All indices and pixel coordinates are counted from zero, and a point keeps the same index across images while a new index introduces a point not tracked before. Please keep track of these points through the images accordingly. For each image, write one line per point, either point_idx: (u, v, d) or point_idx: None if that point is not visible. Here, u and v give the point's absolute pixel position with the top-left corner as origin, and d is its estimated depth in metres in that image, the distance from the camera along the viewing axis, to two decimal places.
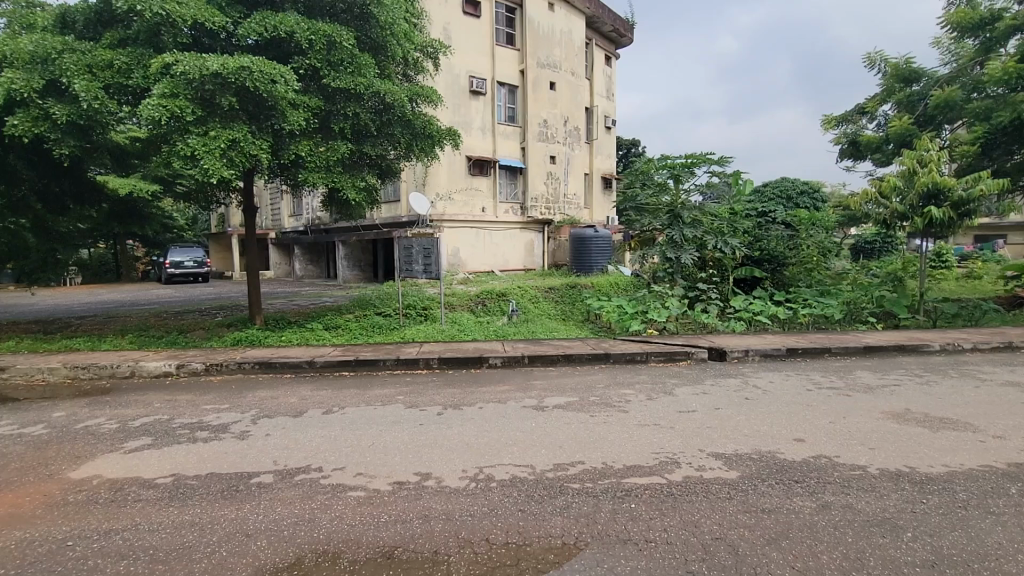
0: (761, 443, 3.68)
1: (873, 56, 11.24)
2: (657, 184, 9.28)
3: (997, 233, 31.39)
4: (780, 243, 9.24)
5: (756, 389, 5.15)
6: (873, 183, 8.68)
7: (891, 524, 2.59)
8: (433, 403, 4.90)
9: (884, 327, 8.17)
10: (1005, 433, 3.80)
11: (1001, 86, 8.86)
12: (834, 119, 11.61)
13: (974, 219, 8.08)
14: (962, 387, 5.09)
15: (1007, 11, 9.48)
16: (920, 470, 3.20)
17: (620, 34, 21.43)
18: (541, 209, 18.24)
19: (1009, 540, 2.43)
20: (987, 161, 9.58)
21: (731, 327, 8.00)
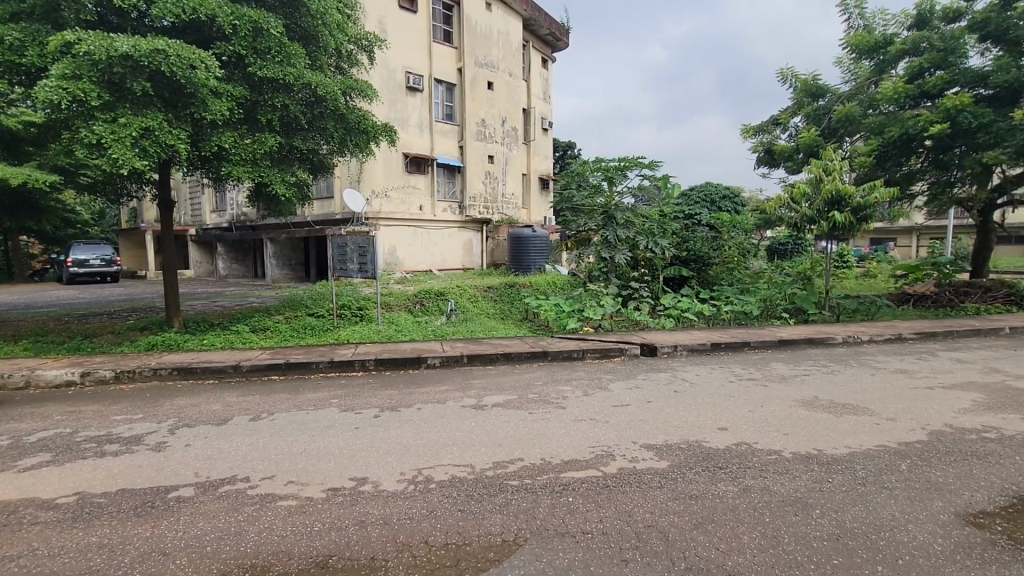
0: (689, 433, 3.90)
1: (786, 72, 12.15)
2: (591, 186, 9.56)
3: (888, 237, 35.07)
4: (705, 244, 9.80)
5: (684, 382, 5.44)
6: (786, 190, 9.41)
7: (803, 504, 2.82)
8: (370, 406, 4.78)
9: (795, 322, 8.87)
10: (895, 416, 4.25)
11: (893, 104, 9.86)
12: (752, 128, 12.42)
13: (870, 223, 8.91)
14: (860, 375, 5.63)
15: (897, 37, 10.60)
16: (826, 452, 3.51)
17: (556, 38, 21.83)
18: (479, 208, 18.22)
19: (901, 512, 2.72)
20: (881, 171, 10.64)
21: (661, 323, 8.39)
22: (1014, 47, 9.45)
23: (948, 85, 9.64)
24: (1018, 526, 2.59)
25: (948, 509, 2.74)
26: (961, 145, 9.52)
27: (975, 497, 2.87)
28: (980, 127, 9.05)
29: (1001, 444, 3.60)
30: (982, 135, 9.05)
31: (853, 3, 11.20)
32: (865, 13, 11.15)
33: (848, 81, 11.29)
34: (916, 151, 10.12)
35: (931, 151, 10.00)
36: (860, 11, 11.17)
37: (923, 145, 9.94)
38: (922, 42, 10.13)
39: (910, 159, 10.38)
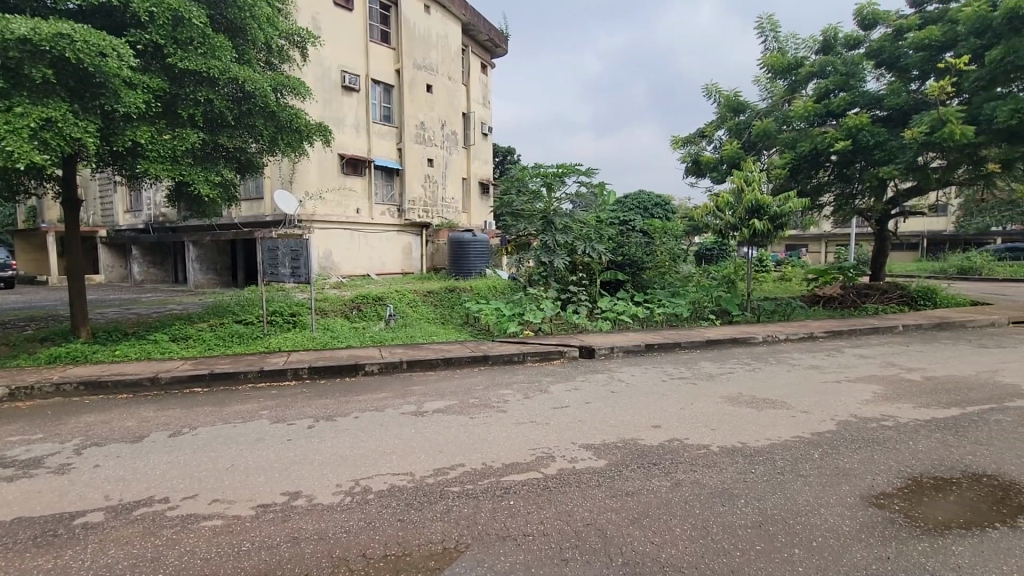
0: (625, 432, 4.04)
1: (711, 88, 12.90)
2: (531, 191, 9.70)
3: (801, 243, 38.09)
4: (638, 249, 10.21)
5: (620, 382, 5.63)
6: (711, 198, 9.99)
7: (728, 494, 3.00)
8: (304, 416, 4.59)
9: (721, 322, 9.41)
10: (809, 408, 4.61)
11: (804, 121, 10.72)
12: (681, 139, 13.09)
13: (785, 230, 9.62)
14: (779, 371, 6.07)
15: (806, 60, 11.57)
16: (749, 445, 3.75)
17: (495, 44, 22.00)
18: (418, 212, 17.96)
19: (813, 497, 2.96)
20: (794, 183, 11.51)
21: (598, 326, 8.64)
22: (903, 75, 10.56)
23: (849, 106, 10.62)
24: (911, 504, 2.88)
25: (854, 492, 3.01)
26: (861, 161, 10.51)
27: (876, 480, 3.17)
28: (877, 145, 10.04)
29: (896, 431, 4.00)
30: (879, 152, 10.03)
31: (769, 26, 12.09)
32: (779, 36, 12.07)
33: (765, 99, 12.15)
34: (824, 165, 11.06)
35: (837, 166, 10.96)
36: (775, 34, 12.07)
37: (830, 160, 10.87)
38: (827, 66, 11.10)
39: (818, 172, 11.32)
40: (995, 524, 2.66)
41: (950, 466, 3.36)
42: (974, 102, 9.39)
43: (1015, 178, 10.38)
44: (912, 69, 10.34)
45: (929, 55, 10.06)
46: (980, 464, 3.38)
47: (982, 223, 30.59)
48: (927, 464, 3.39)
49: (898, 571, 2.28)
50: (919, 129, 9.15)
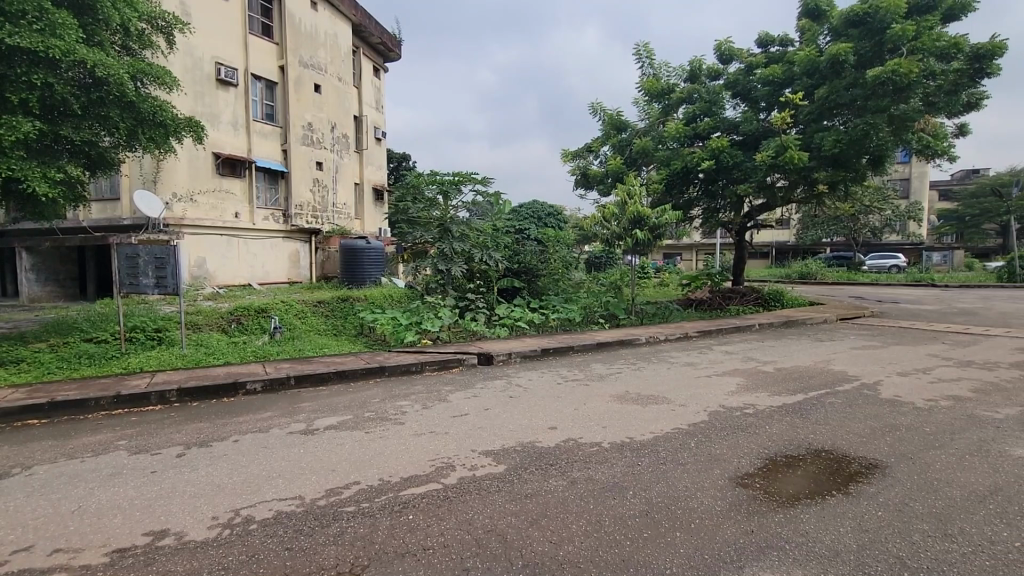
0: (522, 436, 4.13)
1: (596, 106, 13.75)
2: (427, 199, 9.61)
3: (676, 251, 42.01)
4: (533, 257, 10.57)
5: (518, 387, 5.76)
6: (598, 209, 10.61)
7: (618, 488, 3.19)
8: (172, 444, 4.10)
9: (609, 326, 10.03)
10: (686, 402, 5.07)
11: (676, 141, 11.83)
12: (570, 153, 13.79)
13: (663, 240, 10.51)
14: (660, 369, 6.60)
15: (677, 87, 12.80)
16: (636, 439, 4.04)
17: (387, 48, 21.55)
18: (307, 217, 16.94)
19: (691, 483, 3.25)
20: (670, 197, 12.63)
21: (495, 332, 8.78)
22: (754, 105, 12.06)
23: (712, 130, 11.91)
24: (769, 481, 3.28)
25: (724, 475, 3.36)
26: (723, 179, 11.83)
27: (740, 462, 3.57)
28: (735, 165, 11.37)
29: (756, 418, 4.53)
30: (736, 171, 11.37)
31: (645, 53, 13.19)
32: (654, 63, 13.22)
33: (643, 119, 13.21)
34: (694, 181, 12.25)
35: (704, 182, 12.23)
36: (651, 61, 13.20)
37: (698, 177, 12.08)
38: (694, 93, 12.38)
39: (689, 188, 12.51)
40: (832, 492, 3.12)
41: (798, 445, 3.88)
42: (807, 132, 10.99)
43: (839, 198, 12.30)
44: (760, 100, 11.85)
45: (773, 90, 11.61)
46: (820, 441, 3.95)
47: (815, 235, 36.00)
48: (780, 445, 3.88)
49: (760, 542, 2.58)
50: (767, 153, 10.53)
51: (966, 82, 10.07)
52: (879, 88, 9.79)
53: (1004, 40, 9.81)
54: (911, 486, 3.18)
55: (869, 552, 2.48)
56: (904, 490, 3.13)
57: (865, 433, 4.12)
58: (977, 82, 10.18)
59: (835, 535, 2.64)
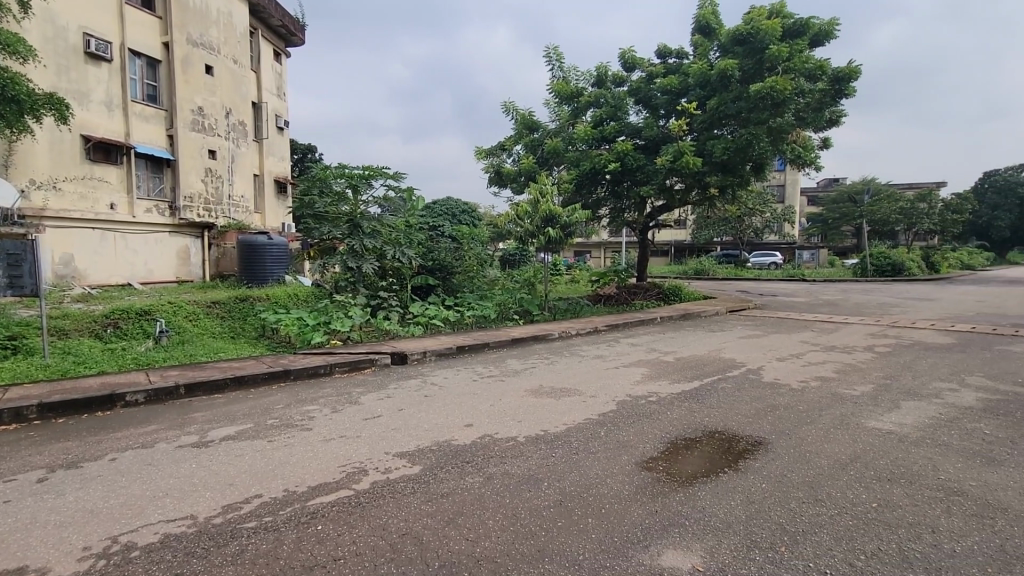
0: (438, 435, 4.09)
1: (508, 105, 13.90)
2: (335, 193, 9.14)
3: (586, 249, 43.91)
4: (448, 254, 10.47)
5: (434, 386, 5.68)
6: (512, 207, 10.75)
7: (534, 479, 3.26)
8: (31, 468, 3.56)
9: (524, 322, 10.21)
10: (597, 393, 5.29)
11: (584, 143, 12.30)
12: (484, 150, 13.85)
13: (573, 238, 10.88)
14: (571, 362, 6.83)
15: (585, 90, 13.29)
16: (550, 431, 4.15)
17: (290, 31, 20.29)
18: (197, 210, 15.42)
19: (602, 470, 3.40)
20: (580, 197, 13.10)
21: (409, 331, 8.59)
22: (655, 112, 12.82)
23: (617, 134, 12.52)
24: (670, 463, 3.51)
25: (632, 460, 3.55)
26: (628, 181, 12.47)
27: (646, 447, 3.79)
28: (638, 168, 12.03)
29: (659, 405, 4.83)
30: (640, 174, 12.04)
31: (555, 57, 13.56)
32: (564, 67, 13.63)
33: (554, 120, 13.59)
34: (602, 183, 12.80)
35: (610, 183, 12.79)
36: (560, 65, 13.60)
37: (606, 179, 12.63)
38: (601, 98, 12.93)
39: (597, 188, 13.05)
40: (725, 469, 3.40)
41: (695, 428, 4.20)
42: (701, 139, 11.90)
43: (728, 201, 13.45)
44: (660, 108, 12.62)
45: (671, 98, 12.42)
46: (714, 424, 4.29)
47: (708, 235, 39.22)
48: (680, 429, 4.17)
49: (664, 521, 2.76)
50: (666, 158, 11.26)
51: (830, 101, 11.40)
52: (760, 103, 10.80)
53: (858, 66, 11.22)
54: (789, 459, 3.56)
55: (755, 522, 2.74)
56: (783, 463, 3.49)
57: (751, 414, 4.54)
58: (838, 102, 11.55)
59: (728, 508, 2.89)
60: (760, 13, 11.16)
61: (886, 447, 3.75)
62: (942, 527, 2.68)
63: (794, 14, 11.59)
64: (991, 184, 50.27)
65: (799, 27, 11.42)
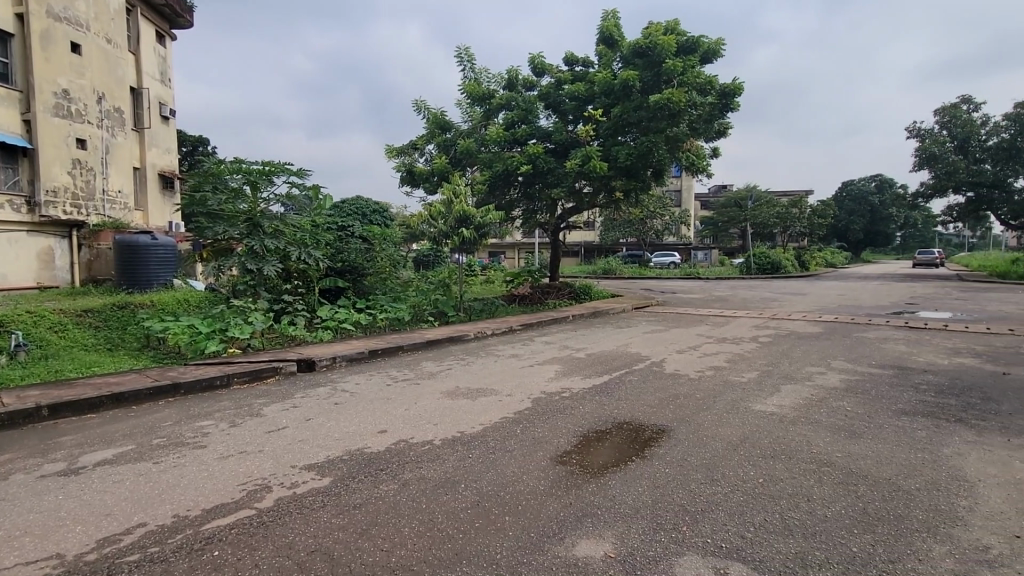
0: (350, 443, 3.92)
1: (419, 103, 13.70)
2: (231, 189, 8.42)
3: (501, 250, 44.81)
4: (358, 255, 10.07)
5: (344, 393, 5.45)
6: (425, 207, 10.60)
7: (451, 482, 3.23)
8: None
9: (439, 323, 10.09)
10: (513, 391, 5.36)
11: (496, 145, 12.44)
12: (395, 149, 13.53)
13: (487, 239, 10.94)
14: (487, 362, 6.87)
15: (497, 92, 13.44)
16: (467, 432, 4.14)
17: (175, 12, 18.48)
18: (63, 205, 13.53)
19: (518, 467, 3.44)
20: (493, 197, 13.20)
21: (318, 336, 8.18)
22: (563, 117, 13.25)
23: (528, 136, 12.80)
24: (583, 456, 3.64)
25: (547, 456, 3.64)
26: (540, 184, 12.75)
27: (560, 442, 3.90)
28: (548, 171, 12.38)
29: (572, 400, 5.00)
30: (550, 176, 12.38)
31: (466, 57, 13.56)
32: (475, 68, 13.67)
33: (466, 121, 13.63)
34: (514, 184, 13.00)
35: (522, 185, 13.02)
36: (471, 66, 13.63)
37: (518, 180, 12.85)
38: (512, 101, 13.12)
39: (510, 190, 13.25)
40: (633, 458, 3.60)
41: (605, 420, 4.39)
42: (607, 145, 12.48)
43: (632, 204, 14.21)
44: (568, 113, 13.07)
45: (578, 104, 12.90)
46: (622, 415, 4.52)
47: (615, 236, 41.45)
48: (591, 422, 4.34)
49: (577, 512, 2.86)
50: (575, 162, 11.67)
51: (718, 113, 12.44)
52: (658, 113, 11.54)
53: (741, 83, 12.36)
54: (689, 443, 3.84)
55: (660, 505, 2.92)
56: (684, 448, 3.75)
57: (654, 404, 4.84)
58: (724, 115, 12.64)
59: (636, 495, 3.05)
60: (657, 29, 11.91)
61: (769, 427, 4.18)
62: (817, 496, 3.02)
63: (686, 31, 12.52)
64: (847, 193, 57.72)
65: (690, 45, 12.36)
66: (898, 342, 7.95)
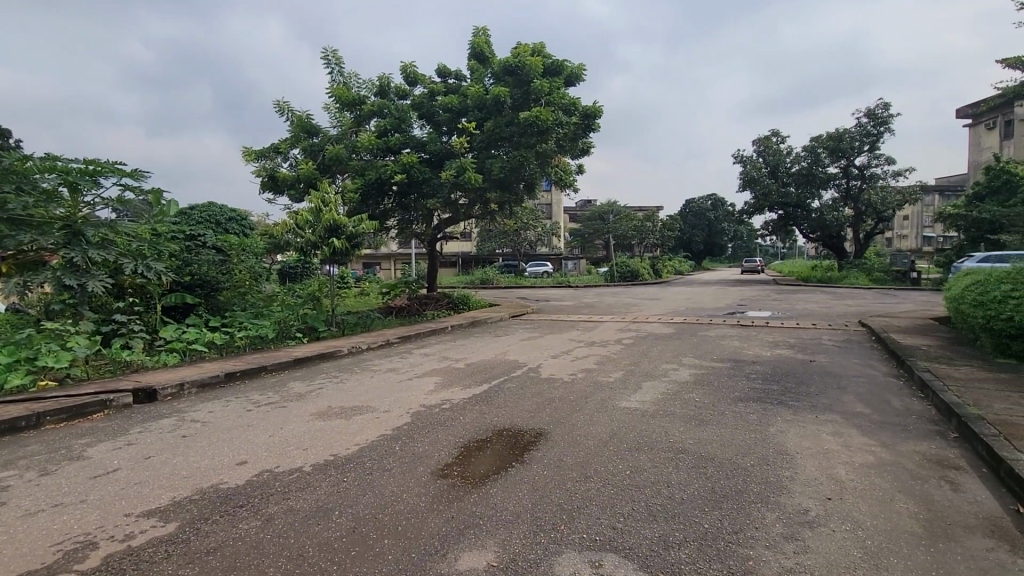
0: (202, 481, 3.46)
1: (282, 104, 12.78)
2: (42, 191, 6.97)
3: (375, 261, 43.68)
4: (211, 267, 9.05)
5: (194, 424, 4.80)
6: (290, 215, 9.87)
7: (323, 511, 3.01)
8: None
9: (308, 339, 9.37)
10: (390, 407, 5.16)
11: (369, 152, 12.05)
12: (253, 152, 12.43)
13: (361, 249, 10.48)
14: (363, 379, 6.55)
15: (368, 99, 13.07)
16: (340, 455, 3.89)
17: None
18: None
19: (397, 487, 3.31)
20: (366, 207, 12.72)
21: (162, 361, 7.14)
22: (437, 128, 13.25)
23: (402, 145, 12.59)
24: (465, 467, 3.63)
25: (428, 470, 3.56)
26: (415, 193, 12.57)
27: (440, 455, 3.84)
28: (424, 181, 12.24)
29: (451, 411, 4.97)
30: (426, 187, 12.27)
31: (333, 60, 12.96)
32: (343, 72, 13.11)
33: (335, 126, 13.05)
34: (388, 194, 12.67)
35: (397, 195, 12.72)
36: (340, 69, 13.05)
37: (393, 190, 12.55)
38: (384, 108, 12.80)
39: (384, 199, 12.88)
40: (513, 463, 3.67)
41: (485, 429, 4.42)
42: (480, 157, 12.71)
43: (506, 216, 14.64)
44: (442, 124, 13.11)
45: (452, 116, 12.98)
46: (501, 422, 4.60)
47: (492, 246, 42.59)
48: (471, 432, 4.35)
49: (459, 525, 2.83)
50: (450, 173, 11.70)
51: (582, 132, 13.34)
52: (528, 129, 12.05)
53: (600, 106, 13.38)
54: (563, 444, 4.03)
55: (540, 508, 3.01)
56: (559, 449, 3.93)
57: (532, 409, 4.99)
58: (587, 134, 13.59)
59: (516, 500, 3.12)
60: (525, 50, 12.46)
61: (634, 422, 4.54)
62: (674, 481, 3.34)
63: (551, 55, 13.29)
64: (690, 210, 65.50)
65: (556, 67, 13.14)
66: (734, 338, 9.16)
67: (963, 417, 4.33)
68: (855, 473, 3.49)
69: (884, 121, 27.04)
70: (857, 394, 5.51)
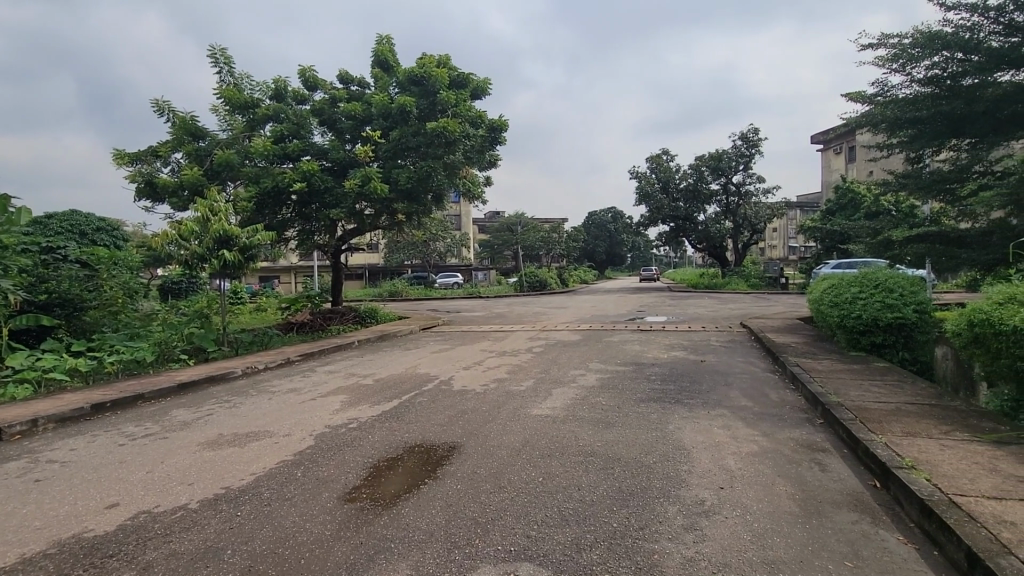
0: (62, 531, 2.99)
1: (161, 103, 11.61)
2: None
3: (272, 274, 41.04)
4: (74, 284, 7.95)
5: (51, 465, 4.14)
6: (171, 225, 8.93)
7: (212, 552, 2.72)
8: None
9: (195, 362, 8.43)
10: (292, 430, 4.83)
11: (264, 158, 11.32)
12: (125, 155, 11.13)
13: (256, 262, 9.71)
14: (260, 402, 6.05)
15: (262, 102, 12.29)
16: (233, 487, 3.55)
17: None
18: None
19: (299, 516, 3.09)
20: (262, 217, 11.86)
21: (8, 394, 6.09)
22: (340, 135, 12.75)
23: (301, 152, 11.94)
24: (374, 488, 3.48)
25: (334, 496, 3.35)
26: (316, 203, 11.96)
27: (348, 478, 3.64)
28: (326, 190, 11.70)
29: (359, 430, 4.74)
30: (328, 196, 11.72)
31: (221, 58, 12.02)
32: (234, 72, 12.22)
33: (224, 130, 12.12)
34: (287, 203, 11.93)
35: (296, 205, 12.02)
36: (230, 69, 12.14)
37: (291, 198, 11.83)
38: (280, 113, 12.11)
39: (281, 209, 12.10)
40: (426, 481, 3.57)
41: (396, 446, 4.27)
42: (386, 167, 12.38)
43: (414, 227, 14.38)
44: (345, 132, 12.63)
45: (355, 124, 12.55)
46: (413, 438, 4.48)
47: (400, 258, 41.75)
48: (381, 451, 4.18)
49: (369, 551, 2.69)
50: (354, 181, 11.28)
51: (489, 144, 13.53)
52: (435, 140, 12.01)
53: (506, 121, 13.65)
54: (478, 456, 3.99)
55: (454, 524, 2.95)
56: (473, 462, 3.88)
57: (444, 422, 4.91)
58: (493, 147, 13.80)
59: (430, 518, 3.03)
60: (431, 61, 12.43)
61: (546, 429, 4.63)
62: (585, 484, 3.44)
63: (457, 67, 13.36)
64: (592, 222, 68.65)
65: (462, 80, 13.22)
66: (635, 343, 9.71)
67: (827, 405, 4.93)
68: (743, 462, 3.82)
69: (755, 144, 30.31)
70: (741, 389, 6.07)
